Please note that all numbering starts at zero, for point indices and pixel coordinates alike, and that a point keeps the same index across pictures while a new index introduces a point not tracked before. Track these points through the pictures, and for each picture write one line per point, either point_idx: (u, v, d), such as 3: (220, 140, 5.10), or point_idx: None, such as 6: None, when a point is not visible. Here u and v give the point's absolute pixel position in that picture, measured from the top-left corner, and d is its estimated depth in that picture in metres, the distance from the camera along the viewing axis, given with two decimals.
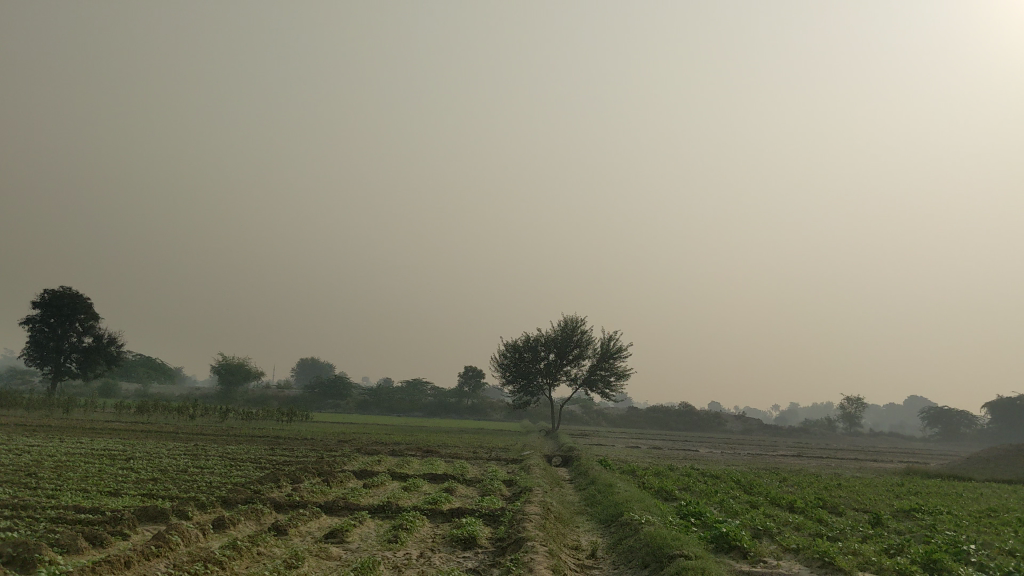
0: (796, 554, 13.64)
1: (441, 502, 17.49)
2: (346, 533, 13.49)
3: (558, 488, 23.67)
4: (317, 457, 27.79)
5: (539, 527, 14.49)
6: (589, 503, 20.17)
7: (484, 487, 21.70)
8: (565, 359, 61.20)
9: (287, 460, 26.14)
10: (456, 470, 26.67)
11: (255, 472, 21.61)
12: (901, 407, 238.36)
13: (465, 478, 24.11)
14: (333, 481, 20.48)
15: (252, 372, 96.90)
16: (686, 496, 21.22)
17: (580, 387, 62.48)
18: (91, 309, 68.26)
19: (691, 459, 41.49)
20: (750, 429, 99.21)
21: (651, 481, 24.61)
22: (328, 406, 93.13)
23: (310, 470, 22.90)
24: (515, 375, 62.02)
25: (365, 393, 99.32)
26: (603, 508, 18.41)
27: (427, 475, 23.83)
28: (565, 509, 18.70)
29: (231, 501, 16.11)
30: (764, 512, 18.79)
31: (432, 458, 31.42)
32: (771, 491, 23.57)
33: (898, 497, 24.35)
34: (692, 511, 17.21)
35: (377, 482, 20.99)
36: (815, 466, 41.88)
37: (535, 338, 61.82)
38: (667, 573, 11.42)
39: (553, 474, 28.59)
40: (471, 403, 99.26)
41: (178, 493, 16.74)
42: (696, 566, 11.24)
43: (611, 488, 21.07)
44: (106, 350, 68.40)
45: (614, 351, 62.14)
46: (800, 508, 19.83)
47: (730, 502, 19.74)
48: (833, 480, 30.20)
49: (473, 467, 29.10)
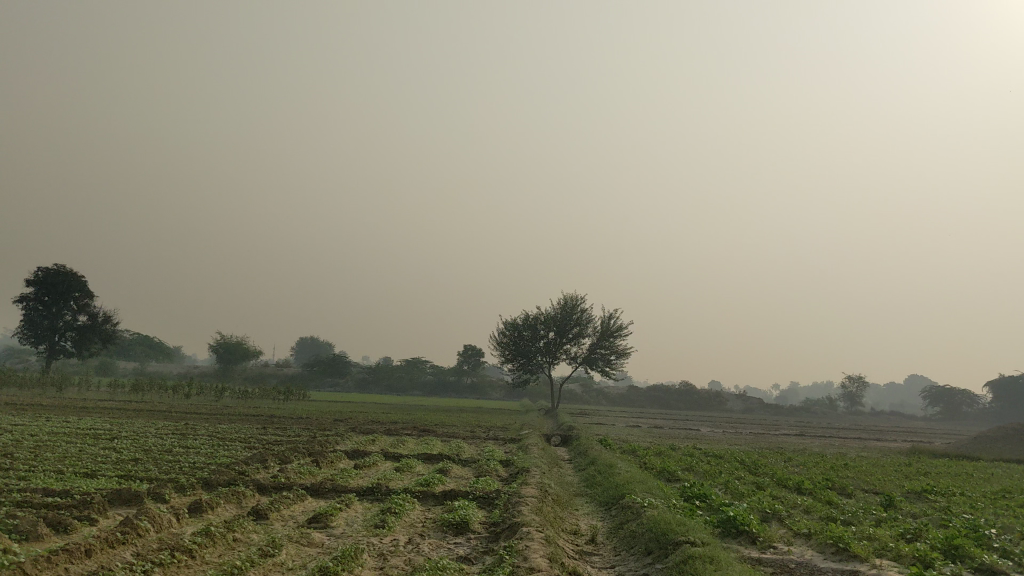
0: (809, 540, 12.83)
1: (434, 484, 16.69)
2: (330, 517, 12.71)
3: (556, 468, 22.90)
4: (309, 437, 27.01)
5: (536, 510, 13.69)
6: (589, 484, 19.40)
7: (480, 468, 20.91)
8: (565, 338, 60.41)
9: (278, 440, 25.33)
10: (452, 450, 25.87)
11: (242, 452, 20.83)
12: (899, 386, 238.58)
13: (461, 458, 23.33)
14: (322, 461, 19.70)
15: (250, 351, 96.19)
16: (690, 477, 20.44)
17: (580, 365, 61.75)
18: (86, 287, 67.38)
19: (694, 439, 40.77)
20: (750, 408, 98.68)
21: (653, 462, 23.84)
22: (326, 385, 92.54)
23: (300, 450, 22.06)
24: (514, 353, 61.28)
25: (365, 372, 98.72)
26: (603, 490, 17.65)
27: (422, 455, 23.06)
28: (564, 491, 17.92)
29: (213, 483, 15.35)
30: (772, 495, 17.99)
31: (429, 438, 30.69)
32: (777, 472, 22.78)
33: (908, 478, 23.61)
34: (696, 493, 16.42)
35: (369, 462, 20.21)
36: (819, 445, 41.16)
37: (535, 317, 61.01)
38: (672, 562, 10.59)
39: (551, 453, 27.80)
40: (471, 382, 98.70)
41: (158, 475, 15.95)
42: (704, 554, 10.38)
43: (612, 469, 20.29)
44: (102, 328, 67.54)
45: (615, 330, 61.39)
46: (808, 490, 19.06)
47: (736, 484, 18.94)
48: (839, 460, 29.47)
49: (469, 446, 28.36)
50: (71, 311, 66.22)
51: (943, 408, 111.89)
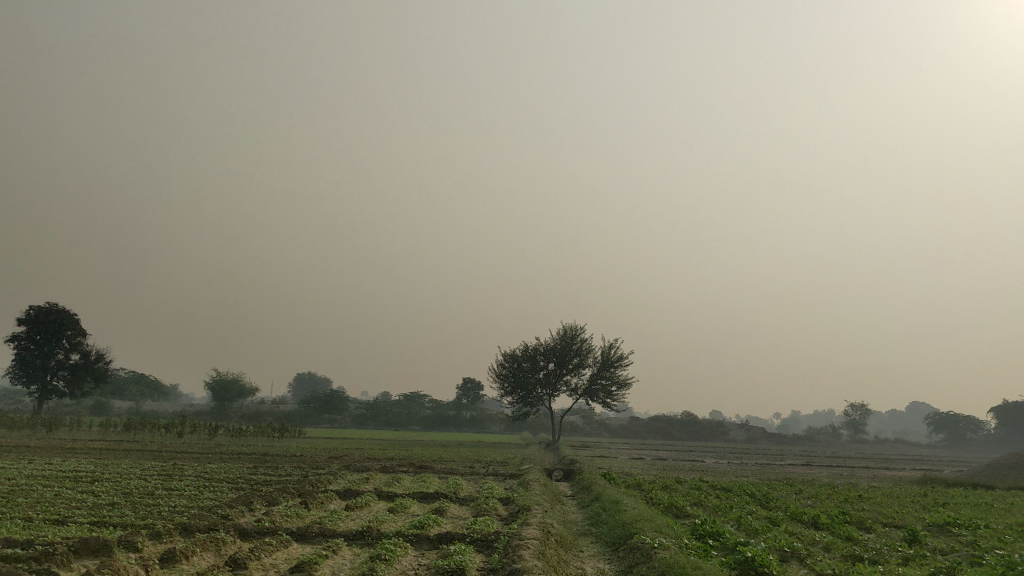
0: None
1: (430, 526, 15.68)
2: (314, 565, 11.71)
3: (558, 505, 21.82)
4: (300, 476, 25.95)
5: (538, 554, 12.67)
6: (593, 522, 18.37)
7: (478, 507, 19.86)
8: (565, 369, 59.41)
9: (268, 480, 24.26)
10: (448, 487, 24.78)
11: (228, 494, 19.77)
12: (901, 414, 237.09)
13: (459, 496, 22.29)
14: (312, 503, 18.67)
15: (247, 388, 94.94)
16: (700, 513, 19.42)
17: (581, 397, 60.66)
18: (79, 325, 66.40)
19: (699, 470, 39.68)
20: (753, 438, 97.33)
21: (660, 496, 22.79)
22: (324, 421, 91.22)
23: (288, 491, 20.97)
24: (514, 386, 60.19)
25: (362, 407, 97.39)
26: (609, 529, 16.65)
27: (418, 494, 22.00)
28: (567, 532, 16.88)
29: (192, 529, 14.34)
30: (789, 531, 16.97)
31: (425, 475, 29.60)
32: (791, 505, 21.74)
33: (927, 509, 22.60)
34: (708, 531, 15.42)
35: (360, 503, 19.17)
36: (828, 475, 40.03)
37: (534, 348, 60.02)
38: None
39: (552, 489, 26.72)
40: (470, 416, 97.38)
41: (134, 521, 14.93)
42: None
43: (618, 506, 19.27)
44: (94, 367, 66.48)
45: (615, 360, 60.38)
46: (825, 525, 18.04)
47: (749, 520, 17.92)
48: (851, 491, 28.43)
49: (467, 483, 27.32)
50: (64, 349, 65.12)
51: (947, 434, 110.68)
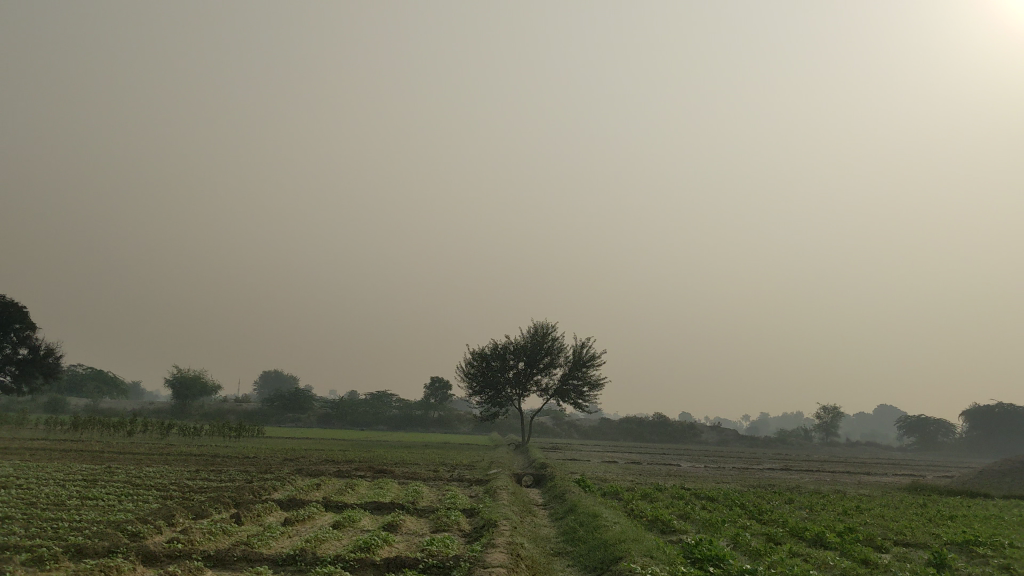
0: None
1: (377, 548, 13.20)
2: None
3: (528, 518, 19.42)
4: (242, 482, 23.29)
5: None
6: (569, 541, 16.01)
7: (438, 521, 17.49)
8: (535, 369, 57.11)
9: (204, 487, 21.58)
10: (406, 496, 22.25)
11: (151, 504, 17.19)
12: (869, 417, 237.48)
13: (418, 508, 19.78)
14: (245, 517, 16.18)
15: (208, 385, 91.56)
16: (688, 530, 17.14)
17: (552, 397, 58.38)
18: (27, 319, 62.85)
19: (676, 476, 37.46)
20: (725, 440, 95.55)
21: (642, 508, 20.50)
22: (287, 421, 88.21)
23: (222, 501, 18.37)
24: (482, 385, 57.74)
25: (327, 406, 94.36)
26: (588, 551, 14.33)
27: (372, 505, 19.45)
28: (539, 553, 14.49)
29: (87, 551, 11.80)
30: (795, 554, 14.73)
31: (384, 480, 27.17)
32: (787, 518, 19.52)
33: (934, 523, 20.45)
34: (706, 557, 13.07)
35: (302, 516, 16.69)
36: (811, 481, 37.99)
37: (504, 346, 57.65)
38: None
39: (521, 497, 24.24)
40: (438, 416, 94.81)
41: (20, 541, 12.32)
42: None
43: (597, 520, 16.97)
44: (43, 362, 63.16)
45: (587, 360, 58.16)
46: (833, 544, 15.83)
47: (747, 539, 15.64)
48: (843, 501, 26.23)
49: (429, 491, 24.93)
50: (11, 344, 61.68)
51: (918, 438, 109.63)
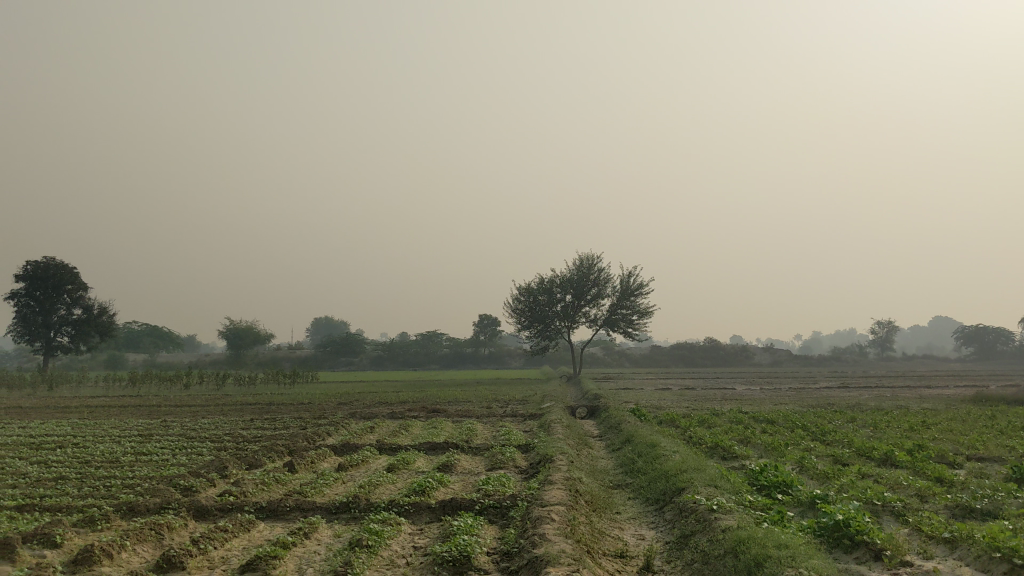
0: (969, 552, 8.89)
1: (431, 490, 12.84)
2: (273, 560, 8.89)
3: (584, 452, 19.02)
4: (295, 429, 23.21)
5: (566, 529, 9.78)
6: (628, 473, 15.57)
7: (493, 458, 17.14)
8: (582, 300, 56.58)
9: (258, 436, 21.50)
10: (460, 435, 21.97)
11: (205, 457, 17.07)
12: (924, 330, 234.26)
13: (473, 446, 19.47)
14: (299, 465, 15.99)
15: (261, 334, 92.60)
16: (751, 456, 16.60)
17: (601, 328, 57.93)
18: (79, 279, 63.53)
19: (732, 400, 36.94)
20: (778, 361, 94.77)
21: (701, 435, 19.98)
22: (341, 365, 89.13)
23: (276, 449, 18.22)
24: (530, 320, 57.46)
25: (379, 348, 95.04)
26: (648, 483, 13.88)
27: (426, 445, 19.16)
28: (598, 487, 14.07)
29: (139, 508, 11.60)
30: (865, 475, 14.12)
31: (438, 420, 26.99)
32: (853, 438, 18.87)
33: (1006, 435, 19.71)
34: (772, 483, 12.51)
35: (355, 460, 16.45)
36: (870, 397, 37.27)
37: (550, 280, 57.14)
38: None
39: (576, 430, 23.88)
40: (489, 352, 95.08)
41: (71, 501, 12.17)
42: None
43: (656, 450, 16.47)
44: (98, 321, 64.00)
45: (635, 289, 57.47)
46: (904, 463, 15.19)
47: (813, 462, 15.06)
48: (908, 417, 25.52)
49: (483, 428, 24.67)
50: (65, 304, 62.49)
51: (976, 347, 107.75)
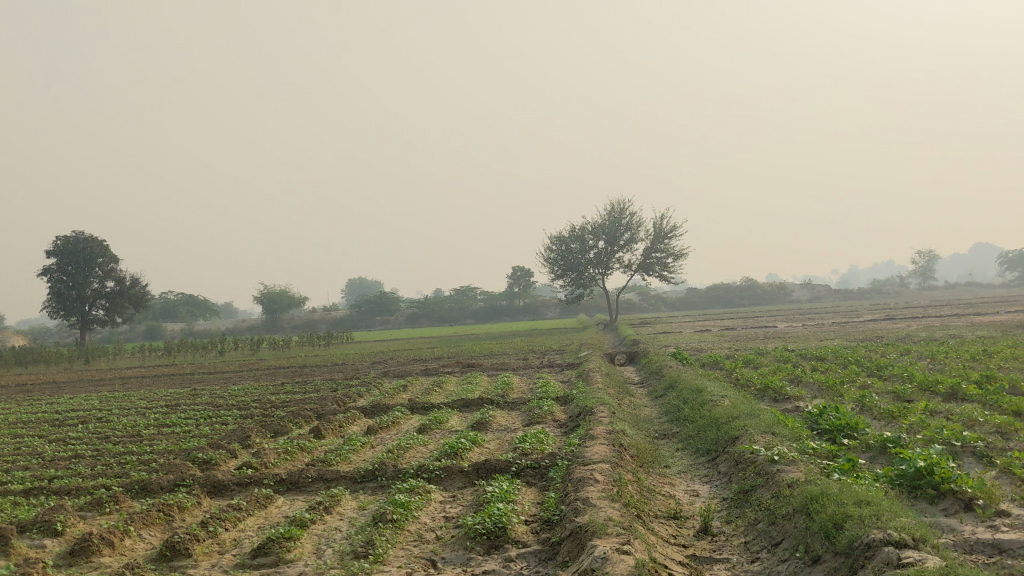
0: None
1: (464, 452, 11.92)
2: (287, 542, 8.02)
3: (625, 400, 18.02)
4: (326, 392, 22.43)
5: (612, 491, 8.79)
6: (674, 422, 14.54)
7: (531, 413, 16.19)
8: (616, 246, 55.35)
9: (286, 401, 20.75)
10: (496, 390, 21.04)
11: (227, 427, 16.27)
12: (965, 258, 229.91)
13: (509, 401, 18.51)
14: (327, 430, 15.12)
15: (296, 298, 92.32)
16: (805, 397, 15.52)
17: (636, 273, 56.74)
18: (109, 252, 63.15)
19: (776, 338, 35.81)
20: (818, 296, 93.09)
21: (749, 377, 18.87)
22: (376, 324, 88.72)
23: (303, 414, 17.43)
24: (564, 269, 56.32)
25: (414, 305, 94.44)
26: (696, 432, 12.85)
27: (459, 403, 18.25)
28: (642, 439, 13.07)
29: (152, 487, 10.81)
30: (935, 413, 12.99)
31: (473, 375, 26.20)
32: (912, 372, 17.70)
33: None
34: (835, 427, 11.41)
35: (385, 422, 15.58)
36: (920, 329, 35.93)
37: (582, 227, 55.86)
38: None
39: (616, 378, 22.89)
40: (524, 303, 94.18)
41: (82, 482, 11.42)
42: None
43: (702, 395, 15.41)
44: (132, 293, 63.70)
45: (669, 231, 56.04)
46: (974, 398, 14.03)
47: (875, 400, 13.95)
48: (965, 346, 24.25)
49: (519, 381, 23.77)
50: (98, 278, 62.21)
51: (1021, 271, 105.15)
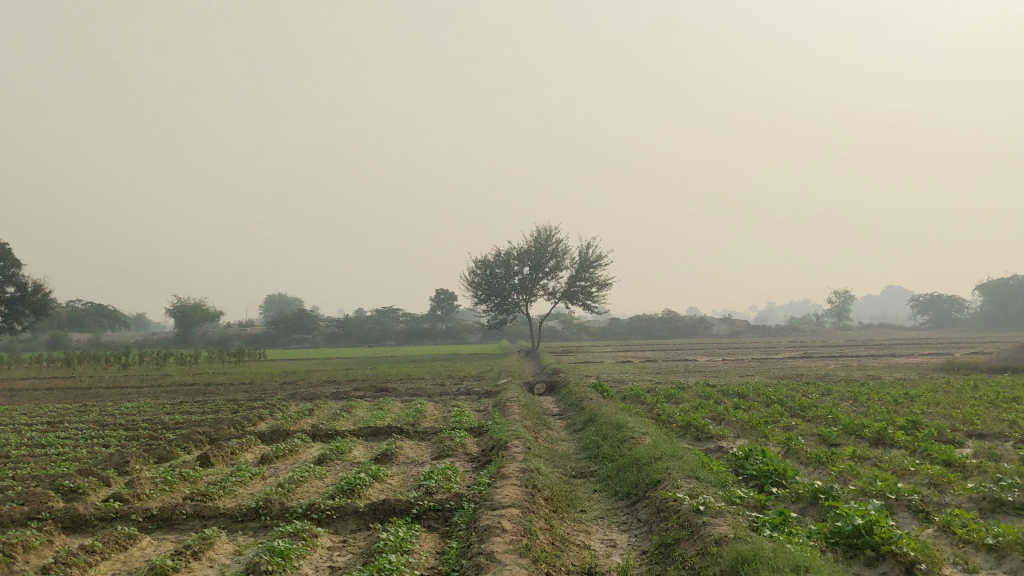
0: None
1: (363, 489, 10.84)
2: None
3: (542, 434, 17.12)
4: (225, 414, 21.02)
5: (520, 542, 7.85)
6: (592, 460, 13.68)
7: (441, 445, 15.16)
8: (540, 273, 54.73)
9: (181, 422, 19.31)
10: (407, 417, 19.93)
11: (107, 450, 14.84)
12: (878, 300, 236.38)
13: (420, 430, 17.41)
14: (216, 458, 13.84)
15: (211, 312, 89.49)
16: (728, 437, 14.83)
17: (560, 301, 56.16)
18: (11, 256, 60.03)
19: (697, 372, 35.44)
20: (737, 331, 94.02)
21: (672, 413, 18.11)
22: (293, 342, 86.50)
23: (194, 438, 16.07)
24: (487, 294, 55.42)
25: (333, 324, 92.41)
26: (615, 473, 11.99)
27: (366, 430, 17.09)
28: (558, 478, 12.16)
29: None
30: (864, 460, 12.38)
31: (385, 400, 25.01)
32: (836, 414, 17.19)
33: (1001, 407, 18.23)
34: (763, 473, 10.68)
35: (281, 451, 14.36)
36: (839, 368, 35.95)
37: (507, 252, 55.12)
38: None
39: (534, 409, 21.99)
40: (446, 327, 92.95)
41: None
42: None
43: (622, 432, 14.60)
44: (33, 300, 60.63)
45: (594, 260, 55.70)
46: (903, 444, 13.49)
47: (802, 444, 13.31)
48: (887, 388, 23.95)
49: (433, 408, 22.70)
50: None
51: (932, 315, 107.97)
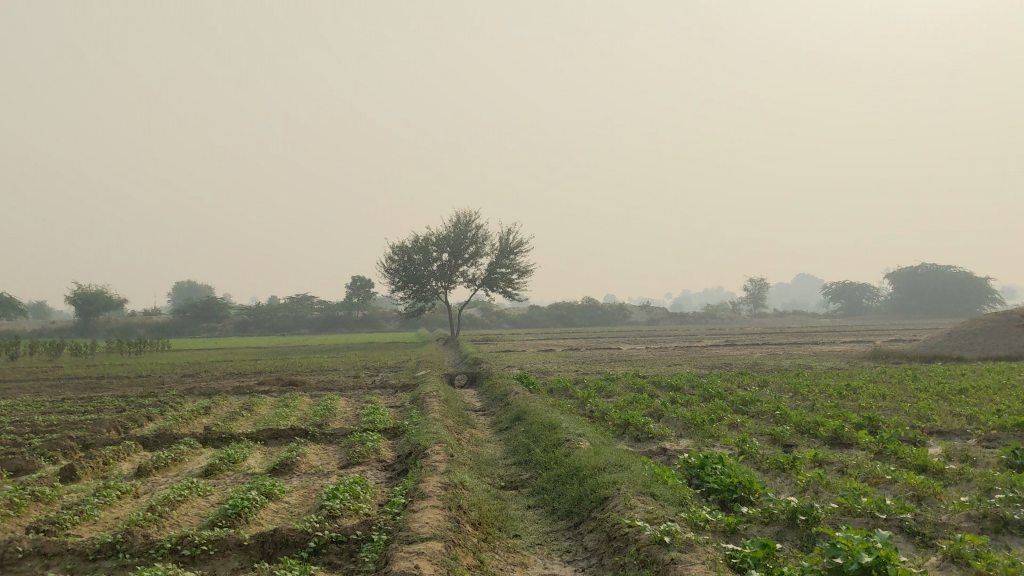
0: None
1: (254, 513, 8.97)
2: None
3: (465, 435, 15.39)
4: (111, 413, 18.72)
5: None
6: (524, 468, 11.98)
7: (351, 450, 13.32)
8: (459, 259, 52.96)
9: (54, 424, 17.00)
10: (317, 415, 18.01)
11: None
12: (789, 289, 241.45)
13: (328, 432, 15.50)
14: (83, 471, 11.74)
15: (114, 299, 85.10)
16: (672, 438, 13.39)
17: (479, 288, 54.55)
18: None
19: (621, 362, 34.29)
20: (656, 319, 93.83)
21: (606, 410, 16.55)
22: (201, 330, 82.88)
23: (63, 444, 13.89)
24: (404, 280, 53.25)
25: (244, 312, 88.88)
26: (550, 488, 10.33)
27: (266, 432, 15.12)
28: (482, 490, 10.48)
29: None
30: (830, 465, 10.96)
31: (291, 394, 22.99)
32: (782, 409, 15.85)
33: (951, 401, 17.13)
34: (725, 486, 9.16)
35: (163, 460, 12.34)
36: (765, 357, 35.11)
37: (425, 238, 53.13)
38: None
39: (456, 404, 20.28)
40: (363, 315, 90.35)
41: None
42: None
43: (554, 434, 12.99)
44: None
45: (514, 247, 54.19)
46: (866, 445, 12.20)
47: (758, 447, 11.87)
48: (823, 379, 22.91)
49: (343, 404, 20.79)
50: None
51: (844, 303, 109.61)
